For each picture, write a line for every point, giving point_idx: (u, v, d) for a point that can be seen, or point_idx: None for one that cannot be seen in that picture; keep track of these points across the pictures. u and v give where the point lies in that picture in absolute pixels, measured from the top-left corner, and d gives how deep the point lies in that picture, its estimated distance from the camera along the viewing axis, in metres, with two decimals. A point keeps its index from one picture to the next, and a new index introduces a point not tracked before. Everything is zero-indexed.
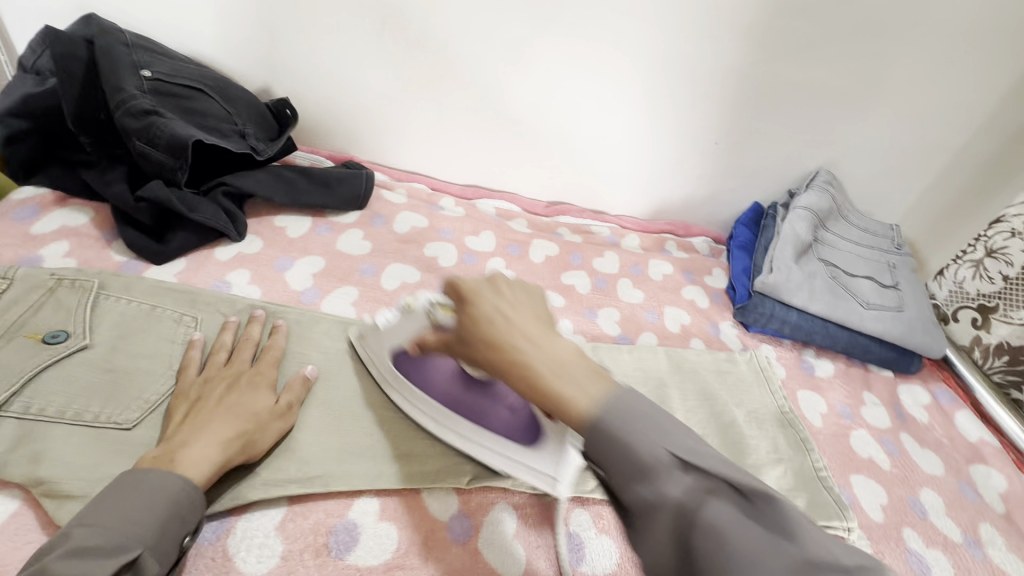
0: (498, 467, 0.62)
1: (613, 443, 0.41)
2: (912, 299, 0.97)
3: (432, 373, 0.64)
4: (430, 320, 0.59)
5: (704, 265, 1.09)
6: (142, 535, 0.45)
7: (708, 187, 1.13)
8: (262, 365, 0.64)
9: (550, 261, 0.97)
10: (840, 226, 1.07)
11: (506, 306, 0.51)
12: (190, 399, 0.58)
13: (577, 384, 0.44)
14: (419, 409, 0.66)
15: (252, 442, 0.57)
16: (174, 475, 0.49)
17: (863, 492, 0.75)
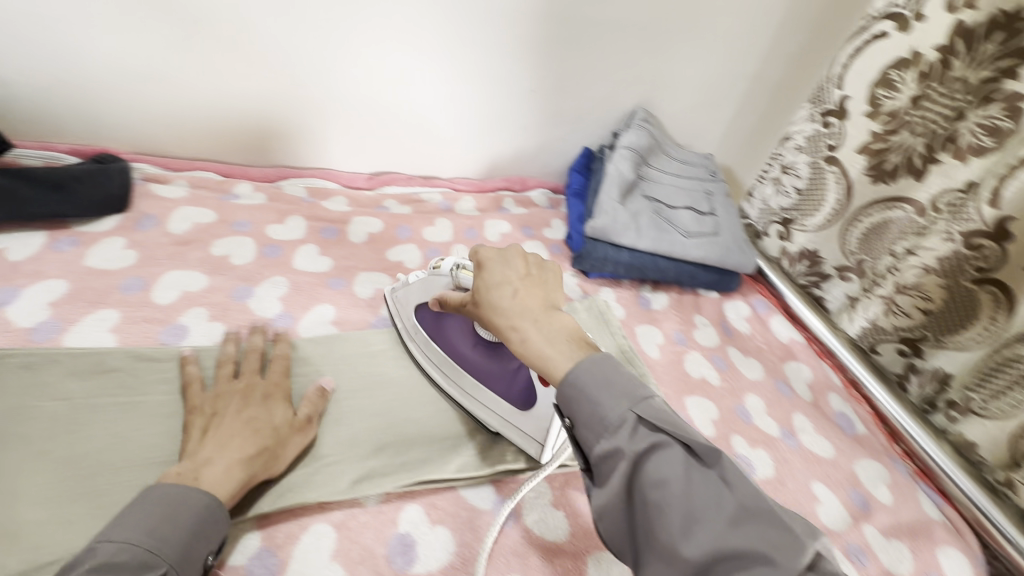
0: (488, 423, 0.65)
1: (586, 402, 0.45)
2: (726, 222, 1.03)
3: (451, 330, 0.69)
4: (453, 280, 0.66)
5: (542, 218, 1.08)
6: (170, 553, 0.42)
7: (536, 138, 1.10)
8: (276, 377, 0.60)
9: (374, 239, 0.88)
10: (661, 161, 1.11)
11: (513, 276, 0.56)
12: (205, 414, 0.54)
13: (563, 347, 0.50)
14: (429, 360, 0.68)
15: (272, 460, 0.53)
16: (198, 491, 0.46)
17: (696, 411, 0.80)
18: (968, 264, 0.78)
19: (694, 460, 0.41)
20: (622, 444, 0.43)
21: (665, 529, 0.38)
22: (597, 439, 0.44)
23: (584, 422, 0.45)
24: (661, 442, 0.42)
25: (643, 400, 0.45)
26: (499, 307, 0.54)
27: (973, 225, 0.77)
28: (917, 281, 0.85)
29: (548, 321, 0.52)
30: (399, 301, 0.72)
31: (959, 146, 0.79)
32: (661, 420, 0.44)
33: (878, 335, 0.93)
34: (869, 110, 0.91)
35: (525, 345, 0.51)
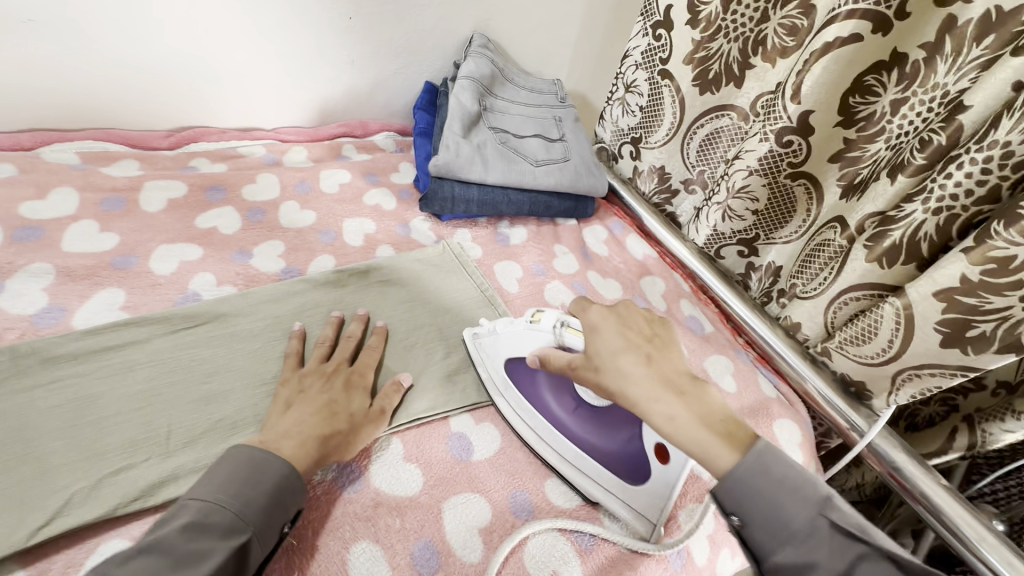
0: (590, 495, 0.59)
1: (747, 494, 0.46)
2: (576, 147, 1.02)
3: (537, 372, 0.64)
4: (555, 337, 0.61)
5: (388, 163, 0.99)
6: (252, 519, 0.45)
7: (368, 75, 0.99)
8: (363, 360, 0.64)
9: (175, 205, 0.75)
10: (507, 90, 1.06)
11: (630, 340, 0.54)
12: (294, 389, 0.58)
13: (705, 432, 0.48)
14: (519, 418, 0.64)
15: (345, 444, 0.55)
16: (276, 459, 0.49)
17: None
18: (783, 161, 0.83)
19: (903, 574, 0.41)
20: (808, 554, 0.44)
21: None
22: (788, 547, 0.45)
23: (753, 517, 0.46)
24: (836, 547, 0.44)
25: (830, 501, 0.46)
26: (613, 369, 0.52)
27: (782, 123, 0.80)
28: (745, 183, 0.88)
29: (695, 403, 0.49)
30: (486, 349, 0.68)
31: (768, 50, 0.84)
32: (854, 521, 0.45)
33: (719, 239, 0.99)
34: (690, 18, 0.92)
35: (667, 423, 0.48)
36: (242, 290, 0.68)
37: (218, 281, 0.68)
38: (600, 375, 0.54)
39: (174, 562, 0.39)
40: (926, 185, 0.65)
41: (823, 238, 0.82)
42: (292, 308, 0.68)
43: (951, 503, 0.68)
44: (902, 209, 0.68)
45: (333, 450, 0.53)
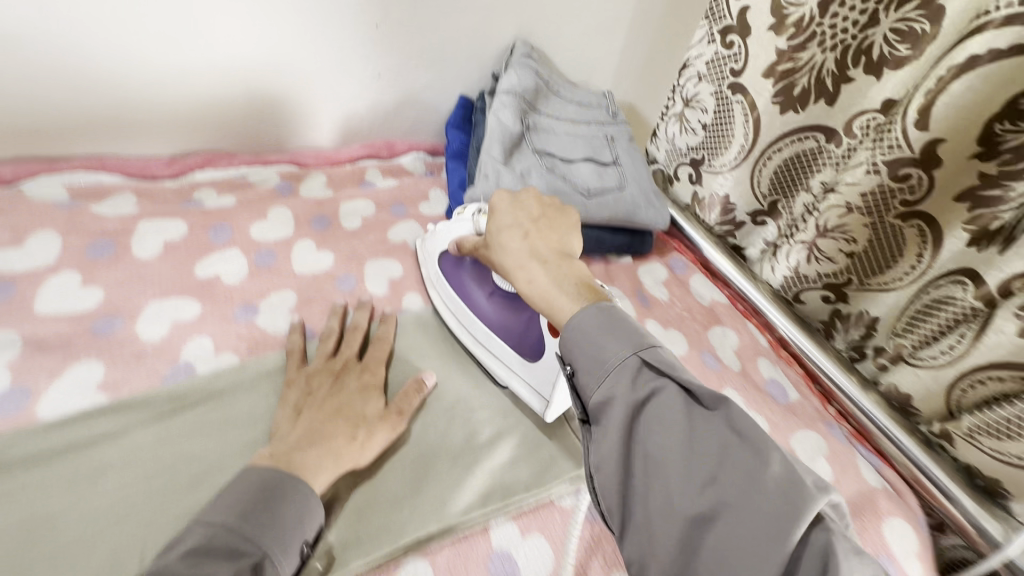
0: (496, 374, 0.65)
1: (588, 346, 0.46)
2: (631, 171, 0.88)
3: (471, 283, 0.69)
4: (474, 224, 0.65)
5: (416, 190, 0.87)
6: (262, 538, 0.41)
7: (395, 89, 0.87)
8: (373, 355, 0.61)
9: (173, 249, 0.64)
10: (552, 104, 0.92)
11: (522, 220, 0.59)
12: (299, 394, 0.54)
13: (568, 297, 0.51)
14: (448, 308, 0.69)
15: (360, 455, 0.51)
16: (290, 473, 0.45)
17: None
18: (893, 199, 0.69)
19: (693, 402, 0.42)
20: (610, 393, 0.43)
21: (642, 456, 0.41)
22: (591, 380, 0.45)
23: (585, 373, 0.45)
24: (665, 388, 0.43)
25: (648, 345, 0.45)
26: (503, 244, 0.58)
27: (898, 151, 0.66)
28: (840, 221, 0.74)
29: (554, 267, 0.54)
30: (426, 255, 0.73)
31: (873, 59, 0.69)
32: (669, 364, 0.44)
33: (800, 283, 0.84)
34: (775, 22, 0.77)
35: (526, 283, 0.54)
36: (244, 358, 0.57)
37: (217, 346, 0.57)
38: (490, 253, 0.60)
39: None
40: None
41: (943, 297, 0.67)
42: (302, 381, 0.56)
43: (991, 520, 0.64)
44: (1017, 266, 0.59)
45: (345, 454, 0.49)
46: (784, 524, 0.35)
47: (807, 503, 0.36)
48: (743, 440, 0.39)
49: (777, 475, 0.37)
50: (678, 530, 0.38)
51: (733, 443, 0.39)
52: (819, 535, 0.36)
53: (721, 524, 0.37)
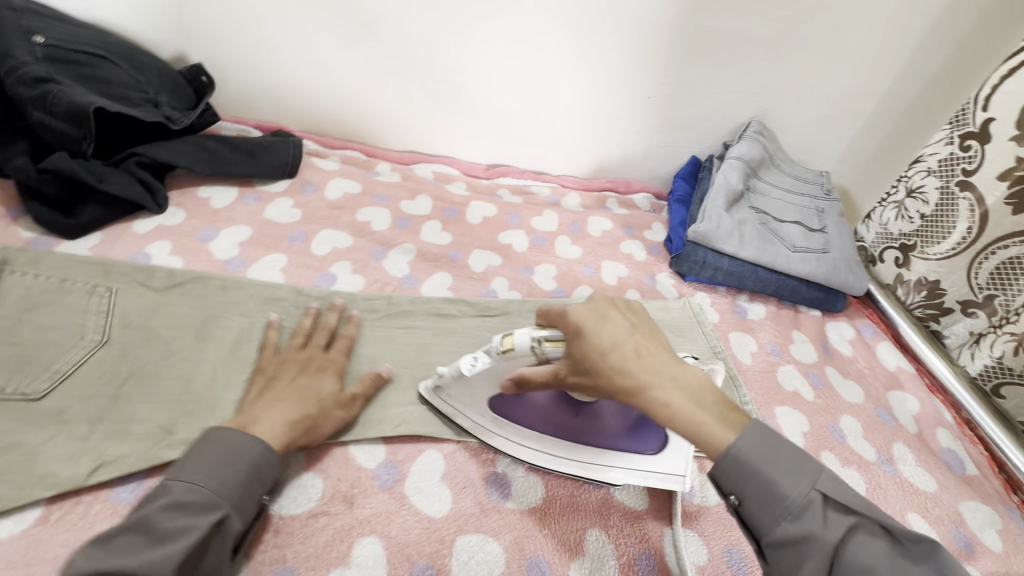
0: (614, 481, 0.59)
1: (743, 468, 0.45)
2: (837, 240, 1.01)
3: (530, 405, 0.60)
4: (535, 356, 0.52)
5: (644, 220, 1.11)
6: (230, 494, 0.47)
7: (645, 143, 1.13)
8: (335, 357, 0.64)
9: (489, 222, 0.97)
10: (772, 174, 1.10)
11: (620, 332, 0.50)
12: (265, 376, 0.59)
13: (703, 406, 0.47)
14: (526, 447, 0.61)
15: (313, 429, 0.56)
16: (252, 440, 0.50)
17: (786, 422, 0.79)
18: None
19: (891, 542, 0.41)
20: (806, 525, 0.43)
21: (773, 499, 0.44)
22: (778, 522, 0.44)
23: (750, 490, 0.45)
24: (853, 523, 0.42)
25: (817, 473, 0.44)
26: (613, 366, 0.48)
27: None
28: None
29: (676, 373, 0.48)
30: (451, 397, 0.61)
31: None
32: (839, 489, 0.44)
33: (1002, 375, 0.87)
34: (1018, 134, 0.84)
35: (661, 406, 0.47)
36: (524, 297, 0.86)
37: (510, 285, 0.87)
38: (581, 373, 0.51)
39: (155, 538, 0.41)
40: None
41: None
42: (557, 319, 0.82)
43: None
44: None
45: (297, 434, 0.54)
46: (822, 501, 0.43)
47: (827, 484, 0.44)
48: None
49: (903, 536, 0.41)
50: (788, 527, 0.43)
51: (919, 561, 0.40)
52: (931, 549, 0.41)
53: (810, 515, 0.43)
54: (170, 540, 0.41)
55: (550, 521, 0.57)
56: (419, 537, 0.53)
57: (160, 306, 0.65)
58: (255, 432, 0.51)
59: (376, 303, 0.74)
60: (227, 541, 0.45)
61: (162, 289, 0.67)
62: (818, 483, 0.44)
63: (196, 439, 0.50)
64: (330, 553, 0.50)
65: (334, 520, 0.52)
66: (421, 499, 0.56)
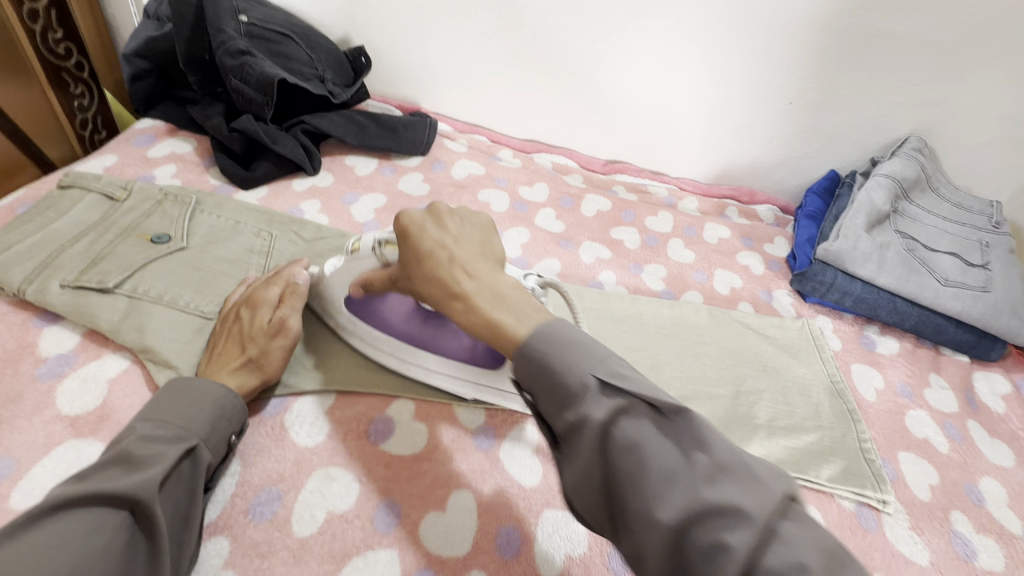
0: (463, 394, 0.62)
1: (544, 360, 0.41)
2: (1002, 280, 0.87)
3: (387, 310, 0.61)
4: (377, 259, 0.55)
5: (765, 232, 1.04)
6: (197, 430, 0.49)
7: (779, 151, 1.06)
8: (264, 292, 0.62)
9: (602, 216, 0.98)
10: (926, 198, 0.98)
11: (444, 238, 0.49)
12: (214, 330, 0.60)
13: (512, 309, 0.45)
14: (384, 349, 0.63)
15: (260, 368, 0.57)
16: (207, 382, 0.53)
17: (911, 469, 0.71)
18: None
19: (657, 422, 0.38)
20: (585, 412, 0.39)
21: (576, 407, 0.39)
22: (563, 413, 0.40)
23: (541, 396, 0.41)
24: (626, 404, 0.38)
25: (601, 359, 0.40)
26: (432, 272, 0.48)
27: None
28: None
29: (489, 274, 0.47)
30: (322, 292, 0.64)
31: None
32: (618, 376, 0.39)
33: None
34: None
35: (469, 313, 0.45)
36: (629, 294, 0.86)
37: (616, 280, 0.88)
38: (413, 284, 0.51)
39: (130, 466, 0.43)
40: None
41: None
42: (661, 320, 0.81)
43: None
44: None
45: (242, 378, 0.56)
46: (748, 525, 0.33)
47: (780, 486, 0.35)
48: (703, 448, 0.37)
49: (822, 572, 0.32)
50: (660, 547, 0.35)
51: (717, 474, 0.35)
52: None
53: (699, 531, 0.34)
54: (146, 466, 0.44)
55: None
56: (509, 501, 0.55)
57: (308, 255, 0.74)
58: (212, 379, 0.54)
59: None
60: (197, 469, 0.48)
61: (310, 240, 0.76)
62: (598, 369, 0.39)
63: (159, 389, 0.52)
64: (430, 497, 0.54)
65: (434, 468, 0.56)
66: (513, 466, 0.58)
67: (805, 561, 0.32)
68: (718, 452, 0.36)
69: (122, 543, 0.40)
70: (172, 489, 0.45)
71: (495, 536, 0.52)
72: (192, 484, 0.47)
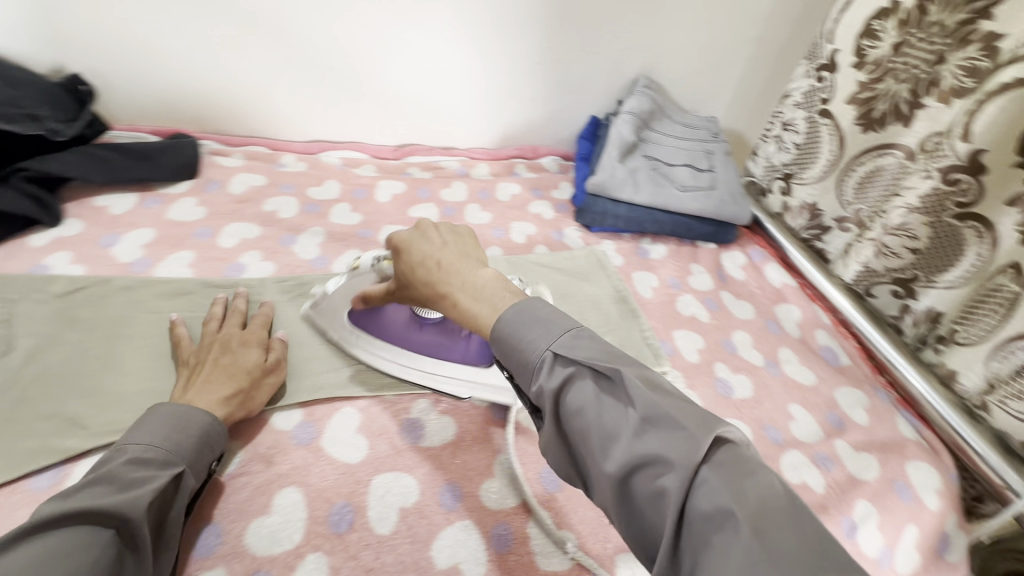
0: (458, 391, 0.69)
1: (506, 348, 0.49)
2: (724, 177, 1.09)
3: (388, 319, 0.70)
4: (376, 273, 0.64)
5: (551, 181, 1.17)
6: (182, 455, 0.51)
7: (545, 108, 1.19)
8: (252, 330, 0.66)
9: (397, 199, 1.01)
10: (664, 124, 1.17)
11: (430, 250, 0.59)
12: (190, 365, 0.61)
13: (489, 303, 0.53)
14: (389, 359, 0.69)
15: (246, 400, 0.59)
16: (197, 410, 0.54)
17: (683, 342, 0.87)
18: (948, 200, 0.79)
19: (603, 383, 0.45)
20: (540, 386, 0.46)
21: (534, 379, 0.47)
22: (524, 383, 0.48)
23: (514, 372, 0.49)
24: (576, 372, 0.46)
25: (558, 336, 0.48)
26: (426, 280, 0.57)
27: (949, 161, 0.78)
28: (904, 221, 0.84)
29: (473, 278, 0.56)
30: (325, 312, 0.70)
31: (943, 89, 0.80)
32: (570, 349, 0.47)
33: (871, 278, 0.93)
34: (855, 61, 0.93)
35: (456, 309, 0.55)
36: None
37: None
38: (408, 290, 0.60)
39: (120, 487, 0.45)
40: None
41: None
42: None
43: (920, 383, 0.85)
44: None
45: (230, 406, 0.57)
46: (675, 468, 0.39)
47: (707, 434, 0.40)
48: (636, 406, 0.42)
49: (742, 511, 0.36)
50: (612, 491, 0.42)
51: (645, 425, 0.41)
52: (734, 534, 0.35)
53: (640, 476, 0.40)
54: (135, 488, 0.45)
55: (462, 452, 0.63)
56: (336, 481, 0.57)
57: (62, 312, 0.67)
58: (193, 403, 0.55)
59: (287, 285, 0.78)
60: (182, 493, 0.50)
61: (63, 295, 0.69)
62: (552, 345, 0.47)
63: (140, 416, 0.53)
64: (252, 505, 0.54)
65: (254, 478, 0.56)
66: (338, 449, 0.61)
67: (728, 504, 0.36)
68: (645, 405, 0.42)
69: (110, 560, 0.41)
70: (156, 509, 0.47)
71: (327, 516, 0.55)
72: (180, 505, 0.49)
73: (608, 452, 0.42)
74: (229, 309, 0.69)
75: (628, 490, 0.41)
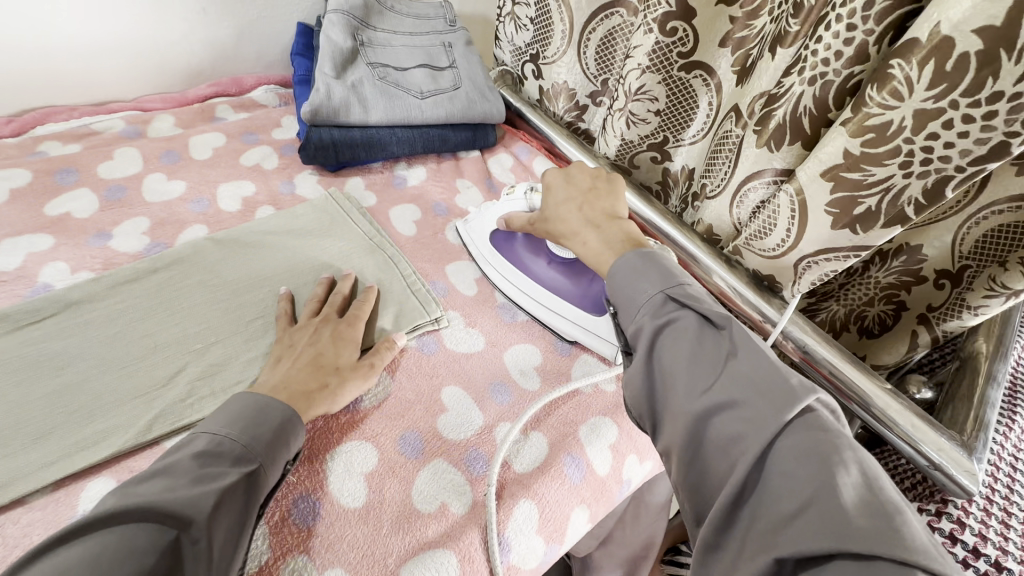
0: (564, 330, 0.71)
1: (619, 287, 0.54)
2: (467, 72, 0.95)
3: (521, 246, 0.76)
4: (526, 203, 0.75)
5: (269, 118, 0.91)
6: (258, 450, 0.47)
7: (227, 23, 0.90)
8: (356, 315, 0.64)
9: (18, 195, 0.69)
10: (387, 19, 0.96)
11: (584, 184, 0.68)
12: (285, 342, 0.60)
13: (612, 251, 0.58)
14: (506, 279, 0.74)
15: (328, 398, 0.55)
16: (282, 405, 0.51)
17: (457, 277, 0.76)
18: (671, 53, 0.74)
19: (708, 327, 0.47)
20: (640, 323, 0.50)
21: (637, 316, 0.51)
22: (629, 319, 0.52)
23: (622, 308, 0.53)
24: (676, 314, 0.49)
25: (677, 283, 0.51)
26: (561, 218, 0.66)
27: (664, 8, 0.70)
28: (640, 83, 0.78)
29: (600, 228, 0.61)
30: (467, 233, 0.79)
31: None
32: (687, 296, 0.50)
33: (630, 150, 0.89)
34: None
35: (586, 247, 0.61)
36: (99, 274, 0.65)
37: (75, 267, 0.65)
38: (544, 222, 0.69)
39: (193, 479, 0.42)
40: (782, 88, 0.62)
41: (765, 114, 0.65)
42: (155, 285, 0.63)
43: (693, 245, 0.82)
44: (782, 84, 0.63)
45: (314, 399, 0.54)
46: (768, 417, 0.41)
47: (807, 396, 0.42)
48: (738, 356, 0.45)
49: (826, 477, 0.37)
50: (686, 432, 0.43)
51: (743, 373, 0.44)
52: (816, 488, 0.37)
53: (726, 419, 0.42)
54: (209, 483, 0.42)
55: None
56: None
57: None
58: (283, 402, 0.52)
59: None
60: (256, 494, 0.45)
61: None
62: (666, 287, 0.51)
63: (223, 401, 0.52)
64: None
65: None
66: None
67: (817, 465, 0.38)
68: (744, 353, 0.45)
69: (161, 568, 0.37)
70: (228, 507, 0.42)
71: None
72: (253, 503, 0.45)
73: (694, 391, 0.44)
74: (320, 299, 0.65)
75: (706, 433, 0.43)
